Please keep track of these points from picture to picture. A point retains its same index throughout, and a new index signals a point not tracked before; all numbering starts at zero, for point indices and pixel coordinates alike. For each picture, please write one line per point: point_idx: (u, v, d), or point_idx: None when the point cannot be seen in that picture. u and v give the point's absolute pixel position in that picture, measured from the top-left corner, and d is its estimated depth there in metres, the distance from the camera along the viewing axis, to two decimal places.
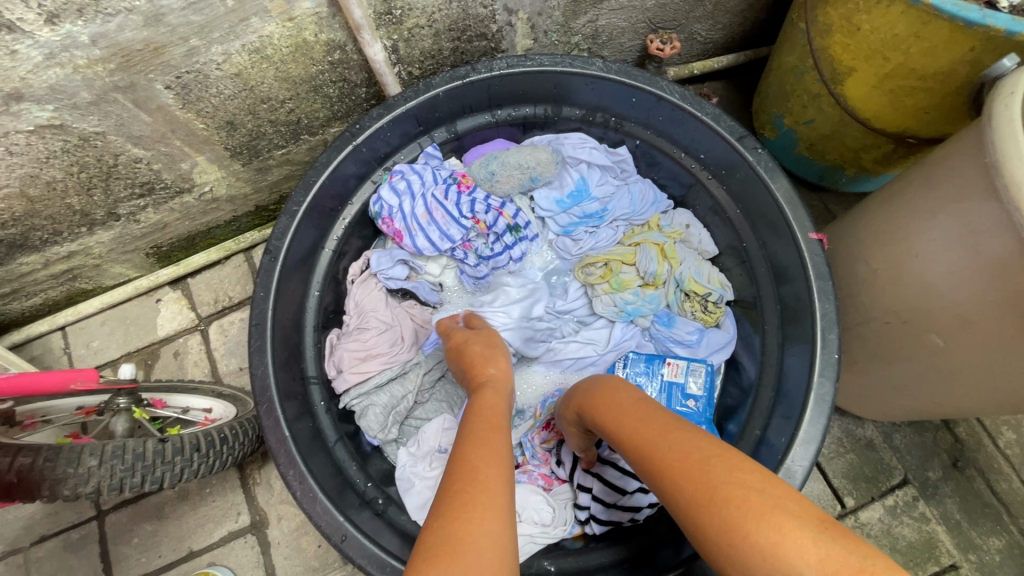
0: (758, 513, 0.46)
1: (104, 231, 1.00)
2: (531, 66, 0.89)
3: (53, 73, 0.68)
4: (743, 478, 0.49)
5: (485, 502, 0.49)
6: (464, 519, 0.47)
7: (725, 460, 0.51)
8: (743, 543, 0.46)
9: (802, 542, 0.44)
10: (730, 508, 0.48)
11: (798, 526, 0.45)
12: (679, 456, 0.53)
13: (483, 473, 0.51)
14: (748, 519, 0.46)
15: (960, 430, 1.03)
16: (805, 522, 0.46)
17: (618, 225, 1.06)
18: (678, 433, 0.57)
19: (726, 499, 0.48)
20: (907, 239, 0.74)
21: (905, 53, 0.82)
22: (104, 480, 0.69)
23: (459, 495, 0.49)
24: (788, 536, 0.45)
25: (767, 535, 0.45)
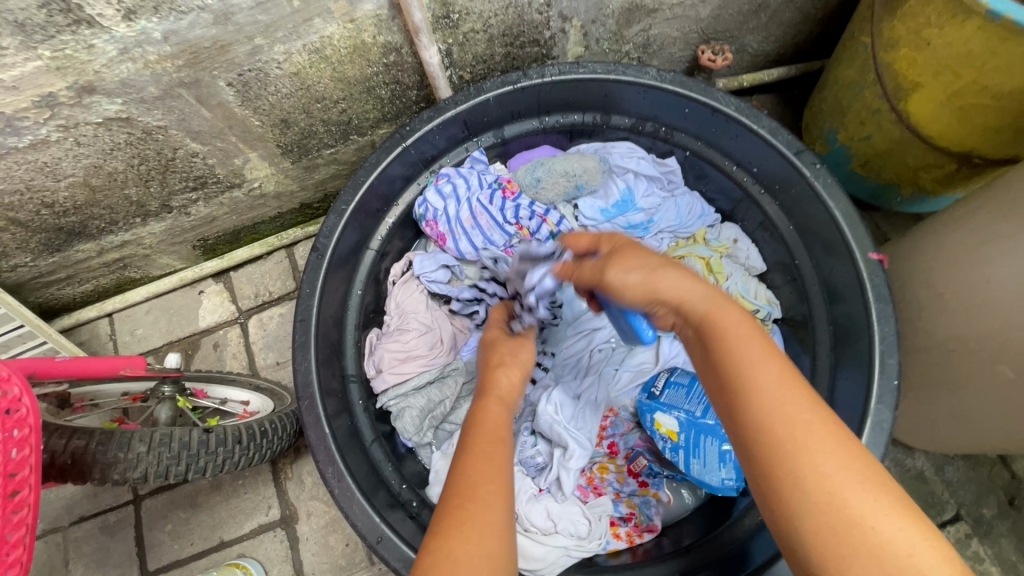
0: (889, 521, 0.41)
1: (157, 222, 1.02)
2: (583, 73, 0.88)
3: (126, 68, 0.70)
4: (869, 479, 0.42)
5: (499, 504, 0.48)
6: (470, 526, 0.46)
7: (847, 447, 0.44)
8: (874, 550, 0.40)
9: (938, 562, 0.40)
10: (854, 501, 0.41)
11: (930, 543, 0.40)
12: (795, 426, 0.44)
13: (495, 475, 0.50)
14: (876, 523, 0.41)
15: (1018, 467, 0.98)
16: (931, 535, 0.41)
17: (663, 237, 1.04)
18: (791, 395, 0.46)
19: (852, 492, 0.42)
20: (979, 263, 0.71)
21: (978, 70, 0.79)
22: (151, 467, 0.70)
23: (460, 509, 0.47)
24: (921, 550, 0.40)
25: (902, 542, 0.40)
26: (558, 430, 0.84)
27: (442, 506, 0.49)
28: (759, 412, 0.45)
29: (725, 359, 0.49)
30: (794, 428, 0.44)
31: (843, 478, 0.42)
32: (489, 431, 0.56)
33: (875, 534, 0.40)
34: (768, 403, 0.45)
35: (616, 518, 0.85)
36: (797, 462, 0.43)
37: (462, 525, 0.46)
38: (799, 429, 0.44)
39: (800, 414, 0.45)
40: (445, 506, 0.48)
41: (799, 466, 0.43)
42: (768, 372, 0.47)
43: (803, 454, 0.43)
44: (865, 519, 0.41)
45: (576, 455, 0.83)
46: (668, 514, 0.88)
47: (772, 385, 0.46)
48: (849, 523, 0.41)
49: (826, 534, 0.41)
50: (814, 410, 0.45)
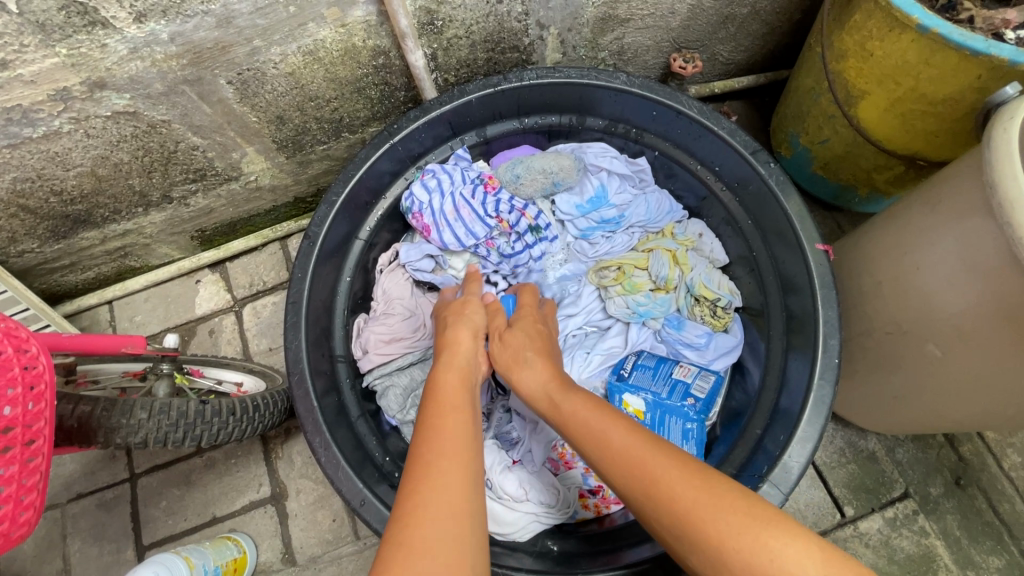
0: (742, 524, 0.51)
1: (158, 212, 1.08)
2: (559, 77, 0.95)
3: (135, 65, 0.77)
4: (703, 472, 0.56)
5: (454, 484, 0.58)
6: (423, 504, 0.55)
7: (699, 470, 0.57)
8: (726, 552, 0.50)
9: (793, 548, 0.48)
10: (704, 511, 0.53)
11: (783, 530, 0.50)
12: (655, 463, 0.59)
13: (450, 461, 0.60)
14: (726, 523, 0.52)
15: (963, 449, 1.05)
16: (787, 527, 0.50)
17: (634, 232, 1.12)
18: (639, 441, 0.62)
19: (704, 505, 0.53)
20: (910, 252, 0.78)
21: (916, 79, 0.87)
22: (151, 432, 0.76)
23: (416, 491, 0.57)
24: (775, 537, 0.49)
25: (757, 539, 0.50)
26: (530, 405, 0.91)
27: (409, 488, 0.58)
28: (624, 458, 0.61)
29: (586, 429, 0.67)
30: (656, 470, 0.58)
31: (689, 493, 0.55)
32: (449, 422, 0.65)
33: (722, 532, 0.51)
34: (624, 451, 0.62)
35: (586, 491, 0.91)
36: (655, 494, 0.57)
37: (415, 506, 0.55)
38: (654, 465, 0.59)
39: (653, 456, 0.59)
40: (404, 503, 0.56)
41: (657, 495, 0.56)
42: (623, 434, 0.63)
43: (663, 490, 0.56)
44: (713, 518, 0.52)
45: (546, 428, 0.90)
46: None
47: (627, 440, 0.62)
48: (703, 530, 0.52)
49: (688, 543, 0.53)
50: (672, 450, 0.60)
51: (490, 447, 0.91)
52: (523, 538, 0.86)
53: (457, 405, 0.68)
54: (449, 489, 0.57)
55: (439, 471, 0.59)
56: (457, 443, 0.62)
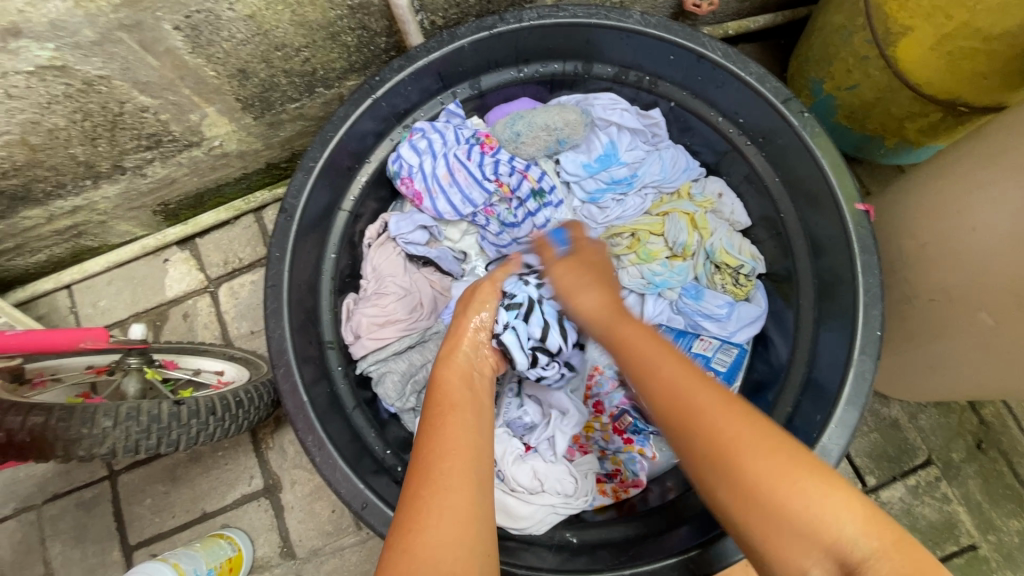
0: (788, 474, 0.48)
1: (110, 184, 0.95)
2: (563, 17, 0.82)
3: (54, 7, 0.63)
4: (770, 441, 0.51)
5: (461, 486, 0.51)
6: (427, 509, 0.49)
7: (745, 414, 0.52)
8: (774, 509, 0.48)
9: (842, 509, 0.47)
10: (760, 470, 0.49)
11: (836, 493, 0.48)
12: (710, 413, 0.52)
13: (455, 462, 0.52)
14: (774, 477, 0.49)
15: (985, 412, 1.02)
16: (836, 484, 0.48)
17: (647, 193, 1.01)
18: (697, 385, 0.55)
19: (752, 460, 0.49)
20: (964, 212, 0.70)
21: (971, 10, 0.77)
22: (119, 442, 0.68)
23: (416, 496, 0.50)
24: (827, 500, 0.47)
25: (803, 498, 0.48)
26: (559, 394, 0.87)
27: (407, 498, 0.51)
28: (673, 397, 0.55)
29: (632, 352, 0.61)
30: (697, 403, 0.53)
31: (746, 449, 0.50)
32: (453, 416, 0.58)
33: (770, 488, 0.48)
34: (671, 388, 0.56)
35: (603, 475, 0.88)
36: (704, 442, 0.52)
37: (420, 511, 0.49)
38: (702, 399, 0.53)
39: (702, 396, 0.54)
40: (407, 518, 0.49)
41: (711, 439, 0.51)
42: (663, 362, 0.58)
43: (712, 435, 0.51)
44: (783, 500, 0.48)
45: (575, 420, 0.86)
46: (653, 470, 0.89)
47: (676, 376, 0.56)
48: (755, 489, 0.49)
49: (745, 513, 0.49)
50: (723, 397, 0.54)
51: (502, 435, 0.86)
52: (539, 531, 0.81)
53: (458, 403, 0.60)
54: (451, 490, 0.50)
55: (442, 476, 0.51)
56: (466, 437, 0.55)
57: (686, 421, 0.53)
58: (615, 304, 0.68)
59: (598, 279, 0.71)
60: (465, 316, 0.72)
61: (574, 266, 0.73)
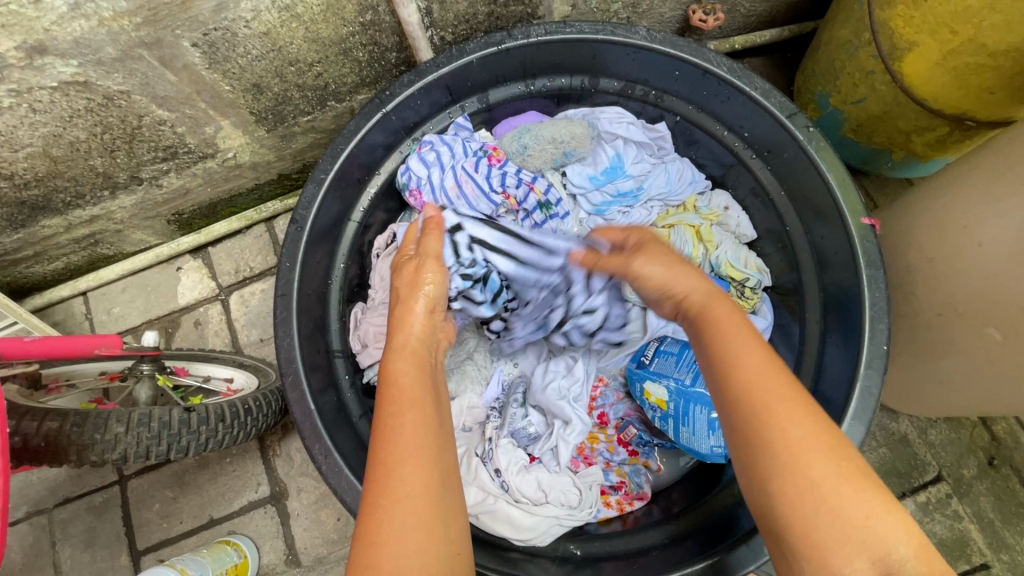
0: (854, 493, 0.46)
1: (127, 195, 0.98)
2: (570, 33, 0.84)
3: (79, 26, 0.65)
4: (836, 458, 0.47)
5: (423, 487, 0.49)
6: (388, 519, 0.47)
7: (823, 427, 0.49)
8: (831, 516, 0.45)
9: (897, 530, 0.45)
10: (821, 476, 0.47)
11: (894, 513, 0.46)
12: (783, 415, 0.49)
13: (416, 464, 0.50)
14: (838, 494, 0.46)
15: (997, 428, 1.00)
16: (893, 507, 0.46)
17: (653, 206, 1.02)
18: (781, 382, 0.51)
19: (819, 467, 0.47)
20: (971, 227, 0.70)
21: (976, 27, 0.78)
22: (130, 447, 0.69)
23: (375, 505, 0.48)
24: (881, 518, 0.45)
25: (863, 509, 0.45)
26: (560, 402, 0.87)
27: (365, 500, 0.49)
28: (751, 391, 0.51)
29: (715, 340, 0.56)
30: (775, 399, 0.50)
31: (817, 454, 0.47)
32: (409, 415, 0.54)
33: (835, 499, 0.46)
34: (757, 378, 0.52)
35: (607, 487, 0.87)
36: (774, 442, 0.48)
37: (380, 524, 0.47)
38: (777, 395, 0.50)
39: (785, 399, 0.50)
40: (366, 525, 0.47)
41: (785, 441, 0.48)
42: (755, 356, 0.53)
43: (795, 441, 0.48)
44: (839, 511, 0.45)
45: (577, 429, 0.85)
46: (657, 483, 0.90)
47: (763, 367, 0.52)
48: (825, 498, 0.46)
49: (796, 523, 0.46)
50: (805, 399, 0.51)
51: (507, 444, 0.85)
52: (542, 543, 0.81)
53: (417, 395, 0.56)
54: (413, 496, 0.48)
55: (399, 481, 0.49)
56: (424, 435, 0.52)
57: (747, 411, 0.50)
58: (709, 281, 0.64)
59: (678, 261, 0.67)
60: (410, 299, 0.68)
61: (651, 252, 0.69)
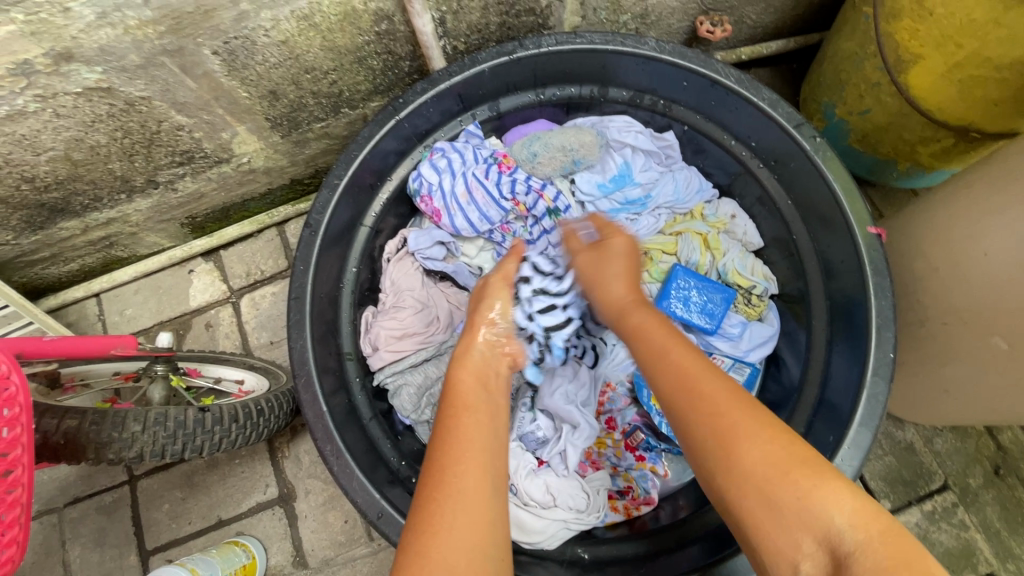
0: (786, 474, 0.50)
1: (143, 198, 0.99)
2: (581, 43, 0.85)
3: (105, 34, 0.67)
4: (770, 437, 0.52)
5: (475, 488, 0.51)
6: (441, 512, 0.50)
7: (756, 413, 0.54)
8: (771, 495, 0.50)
9: (836, 496, 0.48)
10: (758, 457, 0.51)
11: (829, 483, 0.49)
12: (724, 407, 0.55)
13: (467, 464, 0.53)
14: (777, 474, 0.50)
15: (1003, 438, 1.00)
16: (828, 479, 0.49)
17: (660, 213, 1.04)
18: (717, 385, 0.57)
19: (748, 453, 0.52)
20: (976, 236, 0.71)
21: (981, 40, 0.79)
22: (146, 446, 0.71)
23: (429, 499, 0.51)
24: (818, 493, 0.49)
25: (795, 489, 0.49)
26: (569, 408, 0.86)
27: (420, 494, 0.52)
28: (692, 392, 0.56)
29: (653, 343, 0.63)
30: (705, 392, 0.56)
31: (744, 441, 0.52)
32: (466, 417, 0.57)
33: (762, 473, 0.51)
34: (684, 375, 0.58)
35: (615, 491, 0.89)
36: (708, 427, 0.54)
37: (431, 515, 0.50)
38: (707, 386, 0.57)
39: (717, 395, 0.56)
40: (420, 518, 0.50)
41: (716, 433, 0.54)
42: (681, 355, 0.60)
43: (722, 425, 0.54)
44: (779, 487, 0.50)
45: (586, 433, 0.86)
46: (664, 488, 0.90)
47: (695, 366, 0.59)
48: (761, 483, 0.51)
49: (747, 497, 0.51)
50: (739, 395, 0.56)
51: (516, 449, 0.87)
52: (551, 546, 0.82)
53: (474, 405, 0.59)
54: (464, 495, 0.51)
55: (456, 478, 0.52)
56: (479, 438, 0.55)
57: (692, 404, 0.56)
58: (637, 288, 0.72)
59: (633, 268, 0.74)
60: (479, 311, 0.70)
61: (619, 256, 0.75)
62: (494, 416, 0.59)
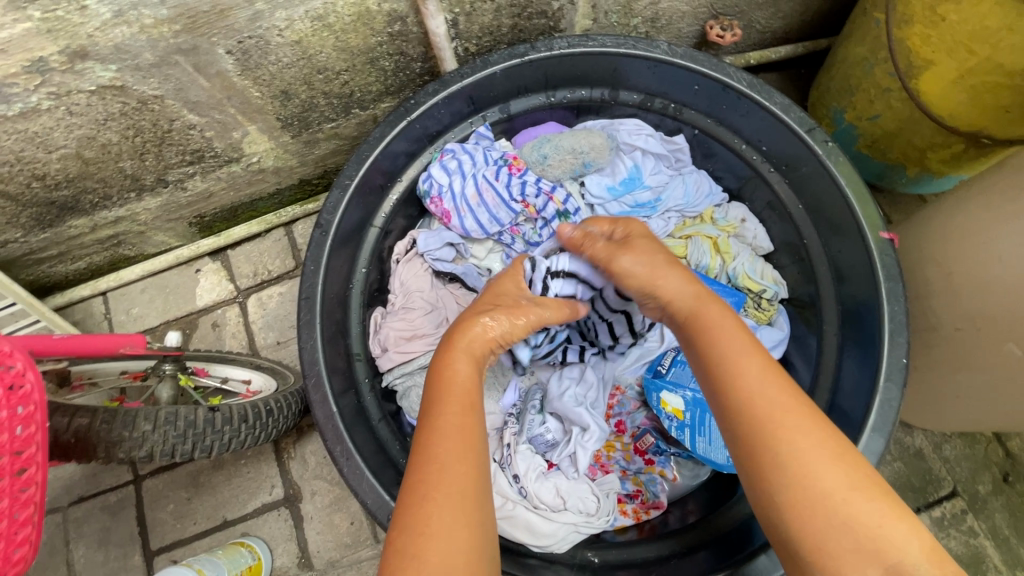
0: (865, 502, 0.50)
1: (152, 197, 0.99)
2: (593, 46, 0.85)
3: (120, 32, 0.67)
4: (845, 466, 0.51)
5: (468, 490, 0.52)
6: (434, 514, 0.50)
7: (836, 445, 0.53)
8: (847, 522, 0.49)
9: (908, 536, 0.49)
10: (834, 487, 0.50)
11: (904, 521, 0.49)
12: (794, 430, 0.53)
13: (461, 464, 0.53)
14: (850, 500, 0.50)
15: (1012, 444, 1.00)
16: (904, 515, 0.50)
17: (670, 217, 1.03)
18: (791, 402, 0.55)
19: (826, 477, 0.51)
20: (990, 242, 0.70)
21: (994, 47, 0.79)
22: (157, 446, 0.70)
23: (423, 500, 0.50)
24: (892, 524, 0.49)
25: (876, 518, 0.49)
26: (578, 410, 0.86)
27: (414, 493, 0.52)
28: (760, 410, 0.54)
29: (713, 355, 0.59)
30: (777, 412, 0.54)
31: (820, 467, 0.51)
32: (458, 417, 0.57)
33: (849, 506, 0.50)
34: (765, 398, 0.55)
35: (624, 495, 0.88)
36: (782, 450, 0.52)
37: (426, 517, 0.49)
38: (781, 412, 0.54)
39: (792, 418, 0.53)
40: (415, 520, 0.50)
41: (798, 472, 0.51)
42: (758, 374, 0.56)
43: (771, 436, 0.53)
44: (857, 517, 0.49)
45: (595, 436, 0.85)
46: (673, 492, 0.90)
47: (768, 387, 0.56)
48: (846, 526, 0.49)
49: (808, 528, 0.50)
50: (812, 417, 0.54)
51: (526, 451, 0.86)
52: (560, 550, 0.82)
53: (465, 399, 0.60)
54: (463, 497, 0.51)
55: (448, 479, 0.52)
56: (471, 437, 0.55)
57: (757, 424, 0.54)
58: (687, 285, 0.66)
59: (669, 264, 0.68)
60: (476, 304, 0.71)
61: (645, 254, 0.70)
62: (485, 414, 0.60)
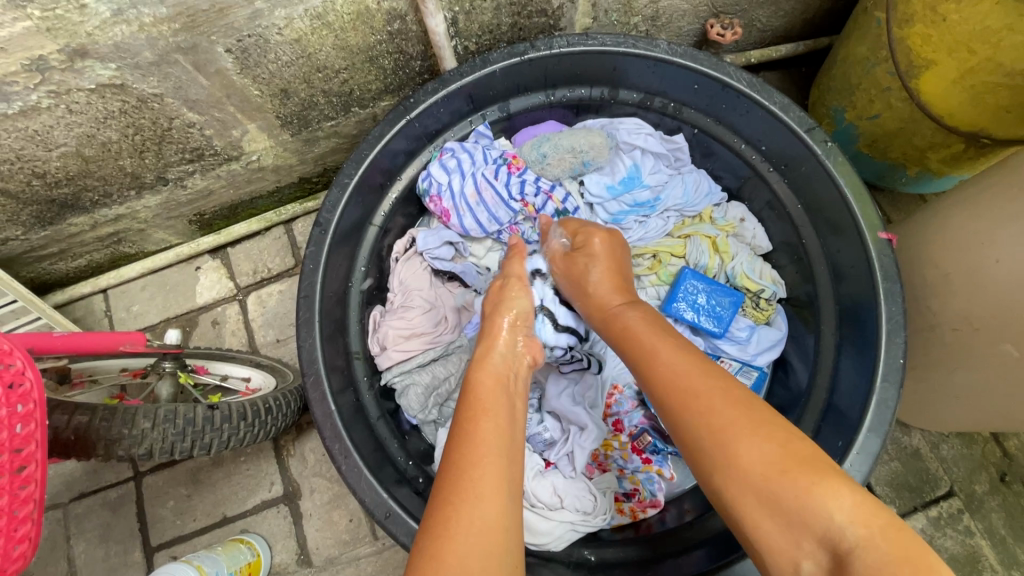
0: (796, 476, 0.50)
1: (152, 195, 1.00)
2: (592, 45, 0.85)
3: (120, 31, 0.67)
4: (777, 443, 0.52)
5: (491, 494, 0.51)
6: (456, 517, 0.49)
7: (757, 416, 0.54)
8: (785, 501, 0.49)
9: (840, 497, 0.48)
10: (760, 463, 0.51)
11: (834, 481, 0.49)
12: (716, 408, 0.56)
13: (486, 468, 0.53)
14: (780, 476, 0.50)
15: (1009, 445, 1.00)
16: (837, 479, 0.49)
17: (669, 216, 1.04)
18: (712, 384, 0.58)
19: (750, 452, 0.52)
20: (988, 242, 0.70)
21: (994, 47, 0.79)
22: (156, 443, 0.70)
23: (447, 503, 0.50)
24: (822, 488, 0.48)
25: (800, 489, 0.49)
26: (576, 409, 0.88)
27: (438, 497, 0.52)
28: (679, 393, 0.58)
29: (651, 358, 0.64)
30: (702, 396, 0.57)
31: (747, 445, 0.53)
32: (485, 422, 0.58)
33: (774, 481, 0.50)
34: (686, 384, 0.59)
35: (621, 494, 0.89)
36: (708, 437, 0.55)
37: (448, 519, 0.49)
38: (705, 397, 0.57)
39: (718, 401, 0.56)
40: (436, 524, 0.50)
41: (707, 438, 0.55)
42: (679, 364, 0.61)
43: (703, 415, 0.56)
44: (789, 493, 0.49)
45: (592, 435, 0.86)
46: (670, 491, 0.90)
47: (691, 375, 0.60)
48: (758, 489, 0.51)
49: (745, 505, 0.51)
50: (743, 401, 0.56)
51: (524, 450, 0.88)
52: (559, 548, 0.82)
53: (493, 406, 0.60)
54: (483, 501, 0.50)
55: (473, 482, 0.52)
56: (497, 442, 0.56)
57: (683, 408, 0.58)
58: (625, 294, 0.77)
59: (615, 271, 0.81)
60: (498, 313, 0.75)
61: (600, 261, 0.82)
62: (511, 420, 0.59)
